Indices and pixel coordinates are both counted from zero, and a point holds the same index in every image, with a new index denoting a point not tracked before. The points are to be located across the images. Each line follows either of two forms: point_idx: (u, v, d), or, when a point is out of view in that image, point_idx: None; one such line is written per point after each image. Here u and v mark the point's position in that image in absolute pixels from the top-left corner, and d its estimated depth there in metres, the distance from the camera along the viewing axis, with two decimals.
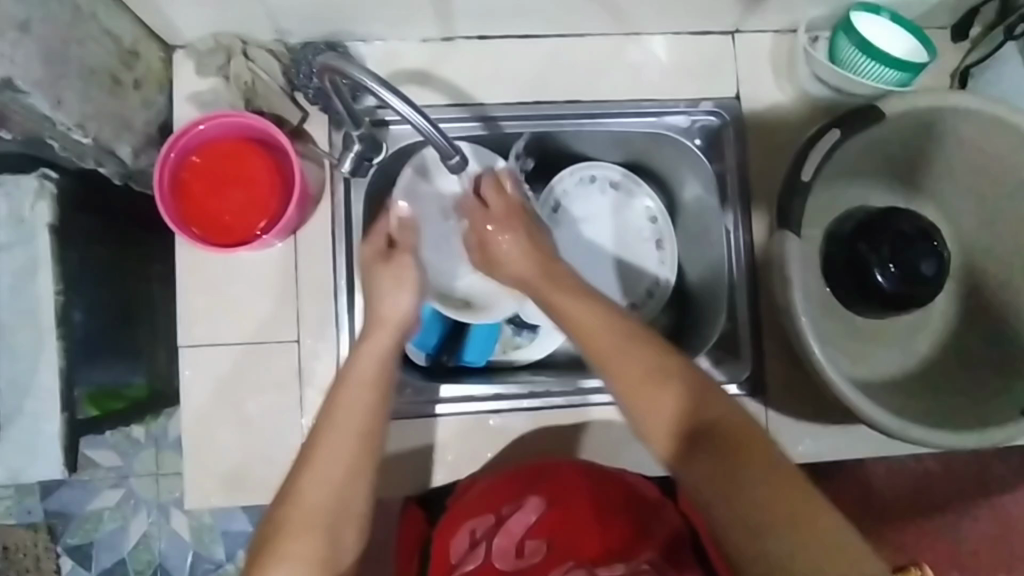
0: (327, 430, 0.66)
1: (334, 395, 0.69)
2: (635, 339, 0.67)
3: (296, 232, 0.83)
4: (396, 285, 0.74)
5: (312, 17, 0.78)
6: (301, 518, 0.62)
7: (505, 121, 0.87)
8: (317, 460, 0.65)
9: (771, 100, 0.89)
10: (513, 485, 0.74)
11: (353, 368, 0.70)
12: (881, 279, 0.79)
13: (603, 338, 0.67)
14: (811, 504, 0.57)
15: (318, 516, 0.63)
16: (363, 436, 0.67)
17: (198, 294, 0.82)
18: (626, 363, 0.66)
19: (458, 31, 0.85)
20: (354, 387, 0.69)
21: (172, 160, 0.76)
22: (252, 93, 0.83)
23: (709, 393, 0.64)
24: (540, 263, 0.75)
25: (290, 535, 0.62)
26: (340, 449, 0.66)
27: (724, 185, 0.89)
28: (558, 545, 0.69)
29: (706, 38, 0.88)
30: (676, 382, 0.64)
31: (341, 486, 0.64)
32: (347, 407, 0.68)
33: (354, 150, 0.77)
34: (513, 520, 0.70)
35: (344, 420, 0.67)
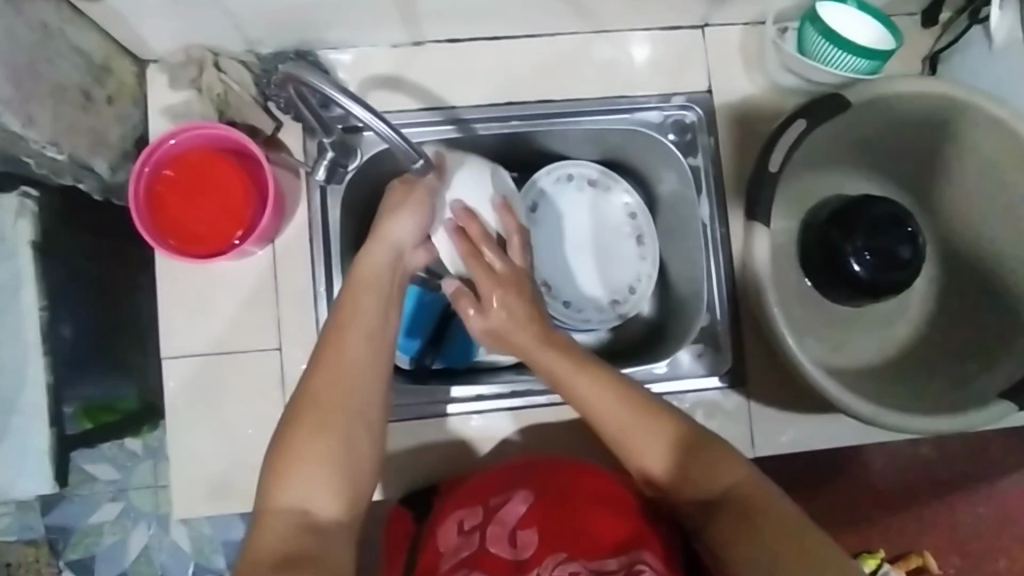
0: (337, 338, 0.66)
1: (342, 302, 0.68)
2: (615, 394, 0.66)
3: (274, 241, 0.83)
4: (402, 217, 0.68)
5: (281, 27, 0.79)
6: (316, 422, 0.63)
7: (478, 123, 0.88)
8: (329, 372, 0.65)
9: (742, 92, 0.89)
10: (500, 478, 0.74)
11: (358, 273, 0.69)
12: (857, 266, 0.79)
13: (598, 405, 0.66)
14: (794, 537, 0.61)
15: (336, 415, 0.64)
16: (374, 343, 0.67)
17: (178, 305, 0.82)
18: (614, 418, 0.66)
19: (428, 35, 0.85)
20: (363, 291, 0.68)
21: (146, 174, 0.77)
22: (225, 104, 0.84)
23: (724, 459, 0.65)
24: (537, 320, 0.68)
25: (305, 439, 0.63)
26: (353, 359, 0.66)
27: (699, 179, 0.89)
28: (551, 535, 0.69)
29: (675, 33, 0.88)
30: (662, 431, 0.66)
31: (356, 391, 0.65)
32: (355, 311, 0.67)
33: (327, 158, 0.78)
34: (505, 511, 0.71)
35: (352, 325, 0.67)
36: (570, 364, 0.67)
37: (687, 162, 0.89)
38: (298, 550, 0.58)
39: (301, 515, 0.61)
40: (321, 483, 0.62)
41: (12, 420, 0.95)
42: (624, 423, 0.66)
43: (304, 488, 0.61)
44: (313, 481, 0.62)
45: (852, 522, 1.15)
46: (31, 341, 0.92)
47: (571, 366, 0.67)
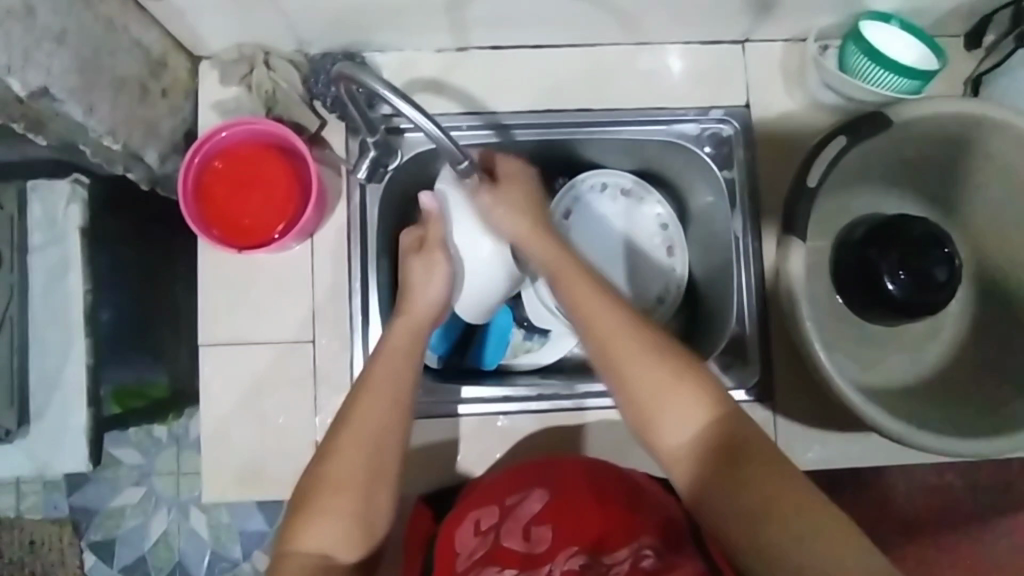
0: (361, 399, 0.68)
1: (369, 365, 0.70)
2: (647, 340, 0.64)
3: (312, 236, 0.86)
4: (419, 290, 0.74)
5: (332, 28, 0.81)
6: (340, 478, 0.65)
7: (517, 129, 0.89)
8: (353, 435, 0.67)
9: (781, 108, 0.89)
10: (518, 476, 0.76)
11: (391, 340, 0.72)
12: (892, 286, 0.78)
13: (597, 322, 0.66)
14: (806, 512, 0.57)
15: (357, 475, 0.66)
16: (395, 406, 0.68)
17: (218, 295, 0.85)
18: (645, 373, 0.63)
19: (472, 41, 0.87)
20: (393, 357, 0.70)
21: (195, 165, 0.79)
22: (273, 101, 0.86)
23: (723, 403, 0.63)
24: (531, 226, 0.72)
25: (327, 494, 0.65)
26: (372, 419, 0.67)
27: (734, 191, 0.89)
28: (564, 531, 0.70)
29: (717, 47, 0.89)
30: (690, 384, 0.63)
31: (377, 453, 0.67)
32: (386, 376, 0.69)
33: (370, 157, 0.81)
34: (520, 509, 0.72)
35: (381, 388, 0.69)
36: (610, 309, 0.66)
37: (722, 175, 0.90)
38: None
39: (320, 560, 0.63)
40: (337, 533, 0.64)
41: (51, 398, 0.97)
42: (654, 378, 0.63)
43: (322, 536, 0.64)
44: (329, 530, 0.64)
45: (874, 546, 1.14)
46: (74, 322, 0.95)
47: (614, 317, 0.66)
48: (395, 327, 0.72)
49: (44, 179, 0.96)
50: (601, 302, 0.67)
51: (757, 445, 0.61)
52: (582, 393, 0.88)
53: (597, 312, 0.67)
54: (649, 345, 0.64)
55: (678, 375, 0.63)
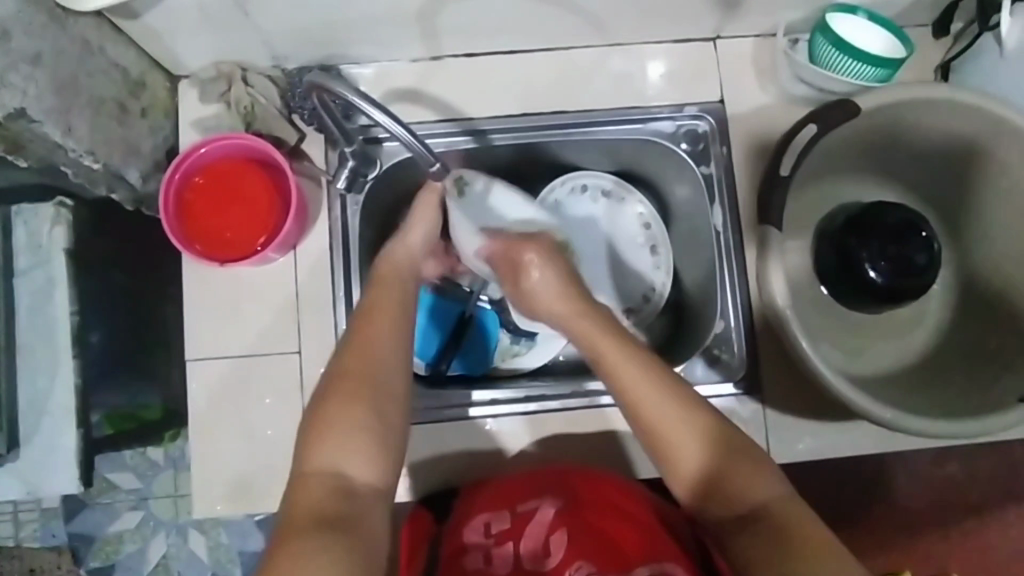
0: (366, 323, 0.66)
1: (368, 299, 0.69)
2: (675, 394, 0.62)
3: (295, 247, 0.86)
4: (414, 227, 0.75)
5: (306, 42, 0.82)
6: (351, 384, 0.62)
7: (494, 134, 0.90)
8: (363, 345, 0.64)
9: (755, 102, 0.90)
10: (530, 483, 0.75)
11: (384, 269, 0.73)
12: (874, 273, 0.79)
13: (628, 381, 0.63)
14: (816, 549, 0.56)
15: (368, 377, 0.62)
16: (400, 333, 0.67)
17: (203, 310, 0.85)
18: (679, 433, 0.61)
19: (446, 50, 0.88)
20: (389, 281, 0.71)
21: (176, 181, 0.80)
22: (251, 117, 0.87)
23: (756, 464, 0.61)
24: (576, 302, 0.67)
25: (339, 400, 0.61)
26: (378, 346, 0.65)
27: (712, 187, 0.90)
28: (579, 540, 0.69)
29: (688, 46, 0.90)
30: (708, 437, 0.61)
31: (390, 360, 0.64)
32: (385, 297, 0.69)
33: (348, 167, 0.84)
34: (536, 518, 0.71)
35: (381, 307, 0.68)
36: (639, 364, 0.63)
37: (700, 171, 0.91)
38: (334, 512, 0.55)
39: (336, 476, 0.58)
40: (359, 451, 0.59)
41: (42, 421, 0.97)
42: (687, 436, 0.61)
43: (338, 455, 0.59)
44: (350, 442, 0.59)
45: (877, 541, 1.12)
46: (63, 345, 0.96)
47: (649, 380, 0.62)
48: (387, 258, 0.74)
49: (28, 204, 0.96)
50: (624, 354, 0.64)
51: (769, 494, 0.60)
52: (568, 393, 0.89)
53: (628, 372, 0.63)
54: (683, 403, 0.62)
55: (698, 428, 0.61)
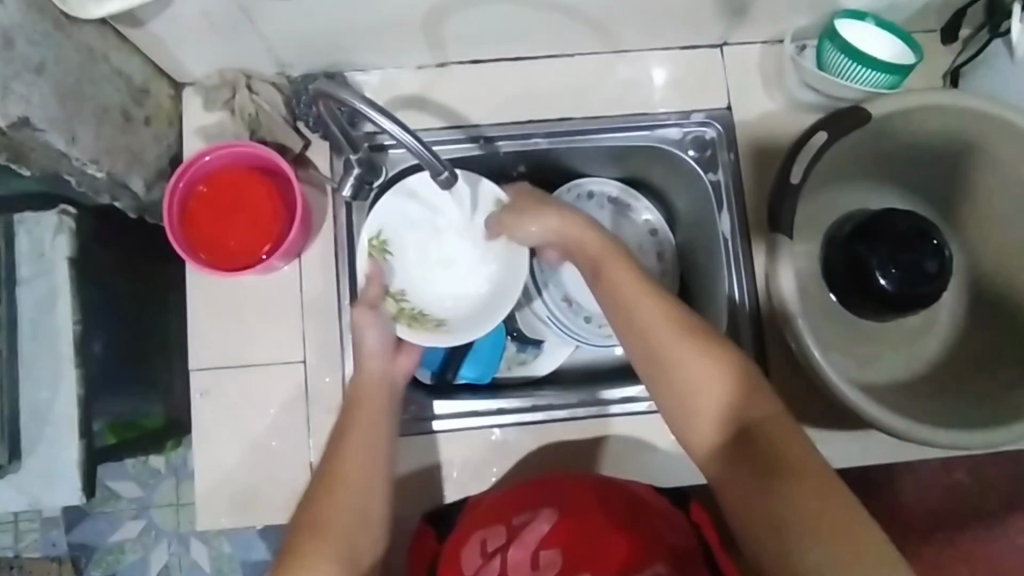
0: (341, 448, 0.70)
1: (343, 419, 0.74)
2: (692, 335, 0.65)
3: (300, 256, 0.85)
4: (365, 336, 0.78)
5: (311, 50, 0.82)
6: (322, 525, 0.65)
7: (501, 141, 0.90)
8: (329, 488, 0.67)
9: (763, 108, 0.90)
10: (525, 495, 0.75)
11: (358, 394, 0.75)
12: (883, 280, 0.78)
13: (624, 291, 0.69)
14: (790, 458, 0.59)
15: (332, 525, 0.65)
16: (371, 455, 0.70)
17: (207, 319, 0.84)
18: (669, 340, 0.65)
19: (452, 57, 0.88)
20: (361, 409, 0.74)
21: (180, 190, 0.79)
22: (256, 124, 0.85)
23: (749, 392, 0.63)
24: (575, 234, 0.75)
25: (310, 540, 0.63)
26: (353, 467, 0.69)
27: (720, 194, 0.89)
28: (571, 555, 0.68)
29: (695, 52, 0.90)
30: (714, 365, 0.64)
31: (362, 497, 0.68)
32: (359, 427, 0.72)
33: (354, 175, 0.80)
34: (527, 530, 0.71)
35: (353, 438, 0.71)
36: (647, 291, 0.68)
37: (708, 178, 0.90)
38: None
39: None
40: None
41: (43, 431, 0.96)
42: (667, 337, 0.65)
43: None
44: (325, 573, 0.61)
45: None
46: (65, 353, 0.95)
47: (646, 302, 0.67)
48: (359, 377, 0.76)
49: (31, 214, 0.94)
50: (639, 288, 0.68)
51: (765, 412, 0.62)
52: (576, 402, 0.88)
53: (626, 284, 0.69)
54: (670, 315, 0.66)
55: (709, 363, 0.64)
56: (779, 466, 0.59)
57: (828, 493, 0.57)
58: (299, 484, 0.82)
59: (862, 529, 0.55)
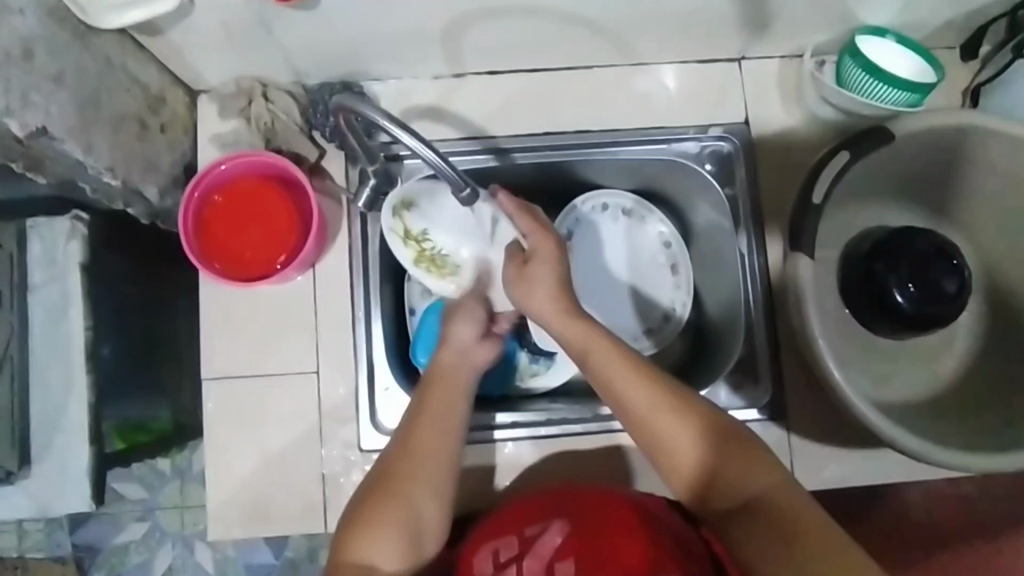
0: (416, 420, 0.70)
1: (421, 391, 0.72)
2: (672, 404, 0.66)
3: (314, 266, 0.85)
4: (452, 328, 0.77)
5: (328, 59, 0.81)
6: (393, 488, 0.66)
7: (517, 152, 0.89)
8: (404, 458, 0.68)
9: (781, 123, 0.89)
10: (536, 506, 0.74)
11: (437, 370, 0.73)
12: (900, 299, 0.78)
13: (606, 369, 0.68)
14: (803, 528, 0.61)
15: (408, 495, 0.66)
16: (447, 429, 0.70)
17: (220, 328, 0.84)
18: (652, 413, 0.66)
19: (469, 68, 0.87)
20: (437, 382, 0.72)
21: (195, 200, 0.79)
22: (272, 133, 0.86)
23: (749, 455, 0.65)
24: (570, 305, 0.71)
25: (382, 499, 0.65)
26: (430, 440, 0.69)
27: (736, 209, 0.89)
28: (585, 566, 0.68)
29: (713, 65, 0.89)
30: (703, 434, 0.65)
31: (437, 474, 0.68)
32: (432, 402, 0.71)
33: (370, 186, 0.80)
34: (541, 542, 0.71)
35: (431, 415, 0.70)
36: (630, 367, 0.68)
37: (724, 193, 0.89)
38: None
39: (367, 572, 0.63)
40: (388, 545, 0.64)
41: (53, 437, 0.96)
42: (649, 411, 0.66)
43: (375, 550, 0.64)
44: (382, 542, 0.64)
45: (893, 564, 1.11)
46: (76, 358, 0.95)
47: (631, 376, 0.67)
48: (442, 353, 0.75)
49: (43, 218, 0.95)
50: (617, 366, 0.68)
51: (763, 471, 0.64)
52: (590, 417, 0.87)
53: (607, 362, 0.68)
54: (655, 389, 0.67)
55: (694, 426, 0.66)
56: (795, 535, 0.61)
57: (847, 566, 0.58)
58: (310, 496, 0.82)
59: None
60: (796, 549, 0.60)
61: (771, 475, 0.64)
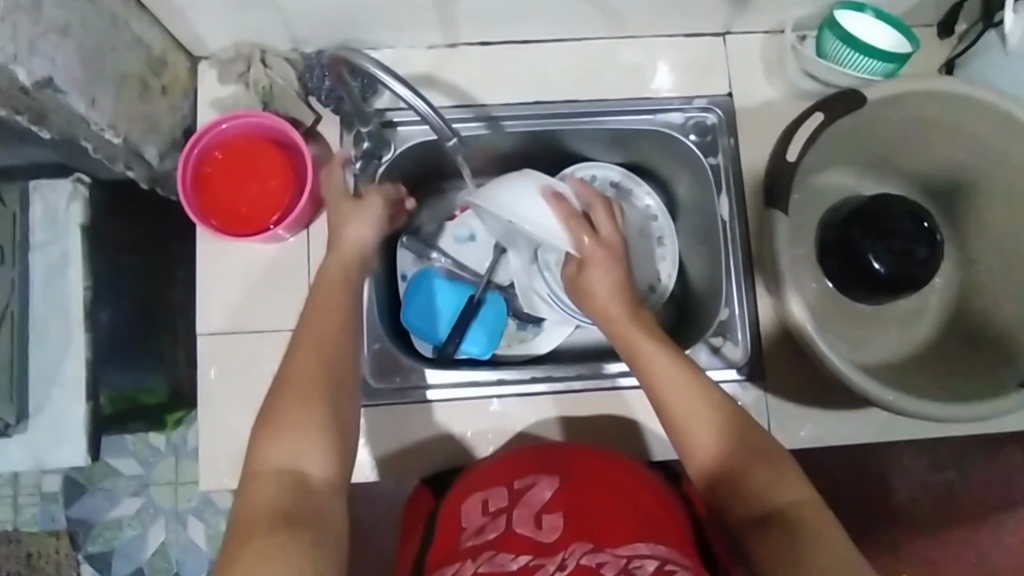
0: (310, 316, 0.70)
1: (314, 292, 0.72)
2: (705, 402, 0.68)
3: (308, 225, 0.87)
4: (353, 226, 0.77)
5: (325, 25, 0.84)
6: (302, 386, 0.65)
7: (506, 120, 0.92)
8: (300, 360, 0.66)
9: (764, 96, 0.92)
10: (524, 464, 0.75)
11: (329, 270, 0.74)
12: (877, 264, 0.80)
13: (648, 363, 0.70)
14: (819, 538, 0.59)
15: (317, 390, 0.65)
16: (344, 323, 0.70)
17: (216, 284, 0.86)
18: (683, 408, 0.68)
19: (462, 38, 0.90)
20: (331, 280, 0.73)
21: (194, 156, 0.82)
22: (269, 96, 0.88)
23: (774, 467, 0.65)
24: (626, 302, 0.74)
25: (292, 401, 0.64)
26: (326, 331, 0.68)
27: (719, 177, 0.91)
28: (574, 519, 0.67)
29: (698, 40, 0.92)
30: (731, 437, 0.66)
31: (337, 366, 0.67)
32: (330, 299, 0.71)
33: (364, 147, 0.88)
34: (530, 495, 0.71)
35: (327, 310, 0.70)
36: (671, 364, 0.69)
37: (708, 162, 0.92)
38: (293, 509, 0.59)
39: (290, 475, 0.61)
40: (310, 446, 0.62)
41: (50, 394, 0.98)
42: (680, 406, 0.68)
43: (293, 453, 0.62)
44: (301, 442, 0.62)
45: (876, 540, 1.13)
46: (74, 317, 0.98)
47: (673, 372, 0.69)
48: (330, 259, 0.75)
49: (46, 180, 0.98)
50: (661, 360, 0.70)
51: (792, 483, 0.64)
52: (574, 375, 0.90)
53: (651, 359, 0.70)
54: (691, 387, 0.68)
55: (720, 425, 0.67)
56: (807, 543, 0.59)
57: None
58: None
59: None
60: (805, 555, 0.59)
61: (798, 487, 0.64)
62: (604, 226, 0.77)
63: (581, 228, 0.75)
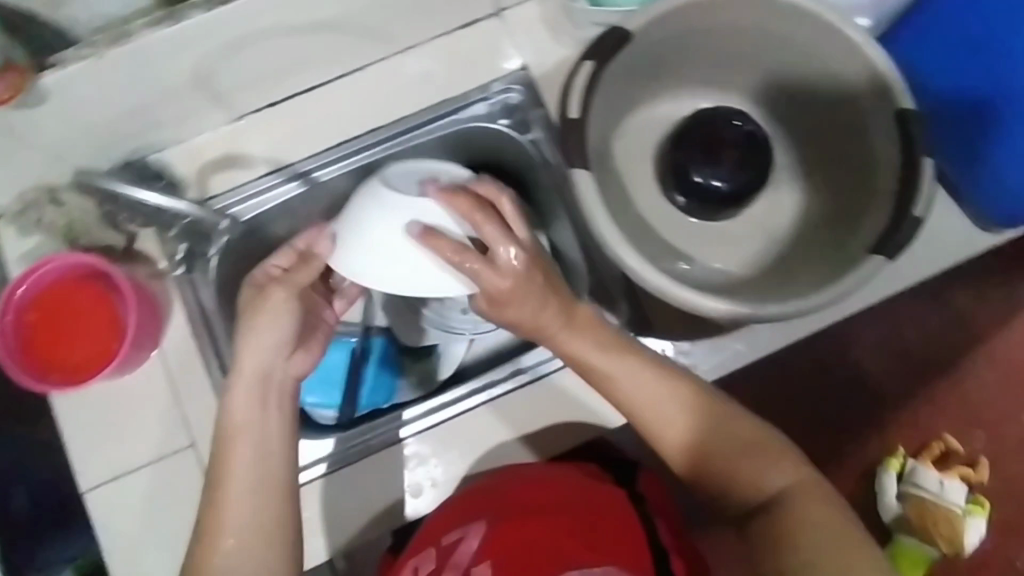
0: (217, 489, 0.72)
1: (217, 450, 0.75)
2: (683, 401, 0.75)
3: (159, 343, 0.86)
4: (260, 320, 0.75)
5: (95, 146, 0.81)
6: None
7: (318, 171, 0.90)
8: (215, 515, 0.71)
9: (557, 58, 0.91)
10: (455, 514, 0.79)
11: (226, 429, 0.75)
12: (718, 181, 0.85)
13: (623, 381, 0.76)
14: (811, 509, 0.70)
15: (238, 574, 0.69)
16: (251, 492, 0.72)
17: (90, 433, 0.85)
18: (659, 412, 0.75)
19: (244, 107, 0.88)
20: (233, 442, 0.74)
21: (9, 323, 0.79)
22: (72, 232, 0.85)
23: (759, 443, 0.75)
24: (568, 312, 0.76)
25: None
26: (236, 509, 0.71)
27: (542, 151, 0.91)
28: (502, 561, 0.74)
29: (475, 27, 0.91)
30: (704, 421, 0.75)
31: (251, 531, 0.71)
32: (232, 464, 0.73)
33: (183, 248, 0.87)
34: (457, 552, 0.76)
35: (228, 484, 0.72)
36: (641, 383, 0.76)
37: (527, 140, 0.91)
38: None
39: None
40: None
41: None
42: (659, 411, 0.75)
43: None
44: None
45: None
46: None
47: (646, 382, 0.75)
48: (226, 407, 0.75)
49: None
50: (635, 373, 0.76)
51: (779, 475, 0.73)
52: (470, 391, 0.89)
53: (628, 373, 0.76)
54: (666, 393, 0.75)
55: (691, 422, 0.75)
56: (790, 529, 0.70)
57: (850, 539, 0.68)
58: None
59: (857, 553, 0.67)
60: (792, 540, 0.69)
61: (787, 478, 0.73)
62: (509, 259, 0.72)
63: (461, 256, 0.74)
